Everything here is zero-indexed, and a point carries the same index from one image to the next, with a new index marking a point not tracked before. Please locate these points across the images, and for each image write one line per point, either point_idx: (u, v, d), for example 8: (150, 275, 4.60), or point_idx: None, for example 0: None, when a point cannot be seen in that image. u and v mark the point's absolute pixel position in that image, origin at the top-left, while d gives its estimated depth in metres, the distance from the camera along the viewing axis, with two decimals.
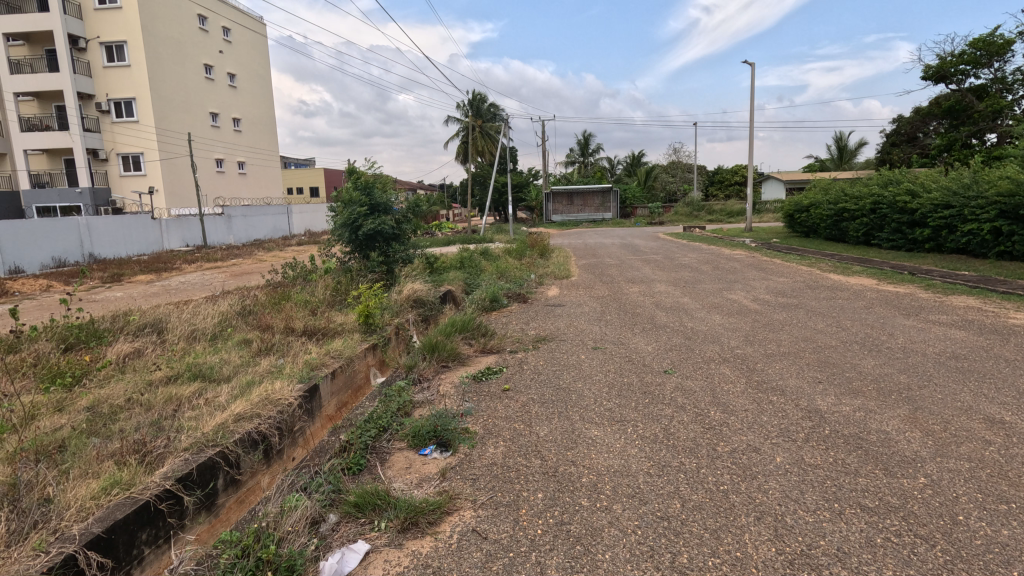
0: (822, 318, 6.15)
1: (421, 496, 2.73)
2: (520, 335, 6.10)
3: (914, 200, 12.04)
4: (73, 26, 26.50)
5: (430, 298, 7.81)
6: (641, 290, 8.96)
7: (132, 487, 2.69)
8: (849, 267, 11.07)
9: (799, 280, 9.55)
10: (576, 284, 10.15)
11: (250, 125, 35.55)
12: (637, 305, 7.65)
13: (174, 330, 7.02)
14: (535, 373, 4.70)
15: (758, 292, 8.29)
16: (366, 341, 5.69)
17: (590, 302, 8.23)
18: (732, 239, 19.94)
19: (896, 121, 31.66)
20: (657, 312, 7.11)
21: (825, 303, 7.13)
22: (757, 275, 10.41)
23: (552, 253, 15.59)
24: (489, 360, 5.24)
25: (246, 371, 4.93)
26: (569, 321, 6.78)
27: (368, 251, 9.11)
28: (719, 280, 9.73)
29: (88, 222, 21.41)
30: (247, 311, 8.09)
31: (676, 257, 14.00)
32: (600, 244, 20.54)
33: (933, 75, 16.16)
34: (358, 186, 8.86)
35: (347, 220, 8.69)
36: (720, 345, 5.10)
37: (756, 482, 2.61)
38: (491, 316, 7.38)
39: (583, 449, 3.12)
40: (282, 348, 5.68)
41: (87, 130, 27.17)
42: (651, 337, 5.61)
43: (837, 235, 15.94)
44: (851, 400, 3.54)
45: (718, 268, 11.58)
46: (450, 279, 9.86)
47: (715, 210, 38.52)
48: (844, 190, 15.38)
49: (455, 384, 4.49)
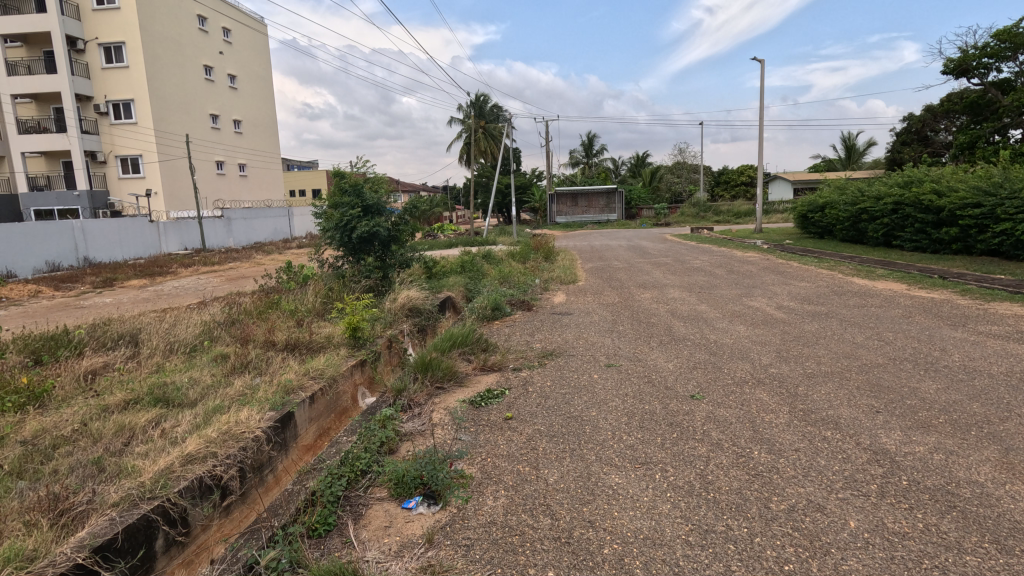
0: (860, 331, 5.53)
1: (399, 572, 2.14)
2: (525, 349, 5.51)
3: (940, 198, 11.38)
4: (70, 27, 26.15)
5: (427, 306, 7.25)
6: (654, 297, 8.35)
7: (32, 563, 2.13)
8: (872, 270, 10.47)
9: (823, 285, 8.93)
10: (584, 290, 9.57)
11: (251, 127, 35.10)
12: (650, 314, 7.04)
13: (150, 343, 6.45)
14: (542, 397, 4.10)
15: (782, 299, 7.66)
16: (354, 358, 5.14)
17: (599, 309, 7.63)
18: (743, 241, 19.34)
19: (907, 119, 30.94)
20: (673, 322, 6.50)
21: (859, 312, 6.52)
22: (777, 279, 9.79)
23: (557, 256, 14.98)
24: (490, 381, 4.64)
25: (216, 394, 4.36)
26: (579, 332, 6.17)
27: (362, 255, 8.54)
28: (736, 286, 9.10)
29: (82, 226, 20.91)
30: (232, 319, 7.53)
31: (686, 260, 13.40)
32: (607, 246, 19.98)
33: (953, 69, 15.50)
34: (348, 188, 8.31)
35: (338, 222, 8.14)
36: (750, 363, 4.50)
37: (831, 561, 2.02)
38: (493, 327, 6.78)
39: (603, 503, 2.55)
40: (260, 365, 5.11)
41: (85, 132, 26.79)
42: (670, 353, 5.01)
43: (854, 237, 15.27)
44: (924, 438, 2.94)
45: (733, 272, 10.95)
46: (450, 285, 9.28)
47: (721, 210, 37.87)
48: (861, 190, 14.73)
49: (449, 411, 3.92)
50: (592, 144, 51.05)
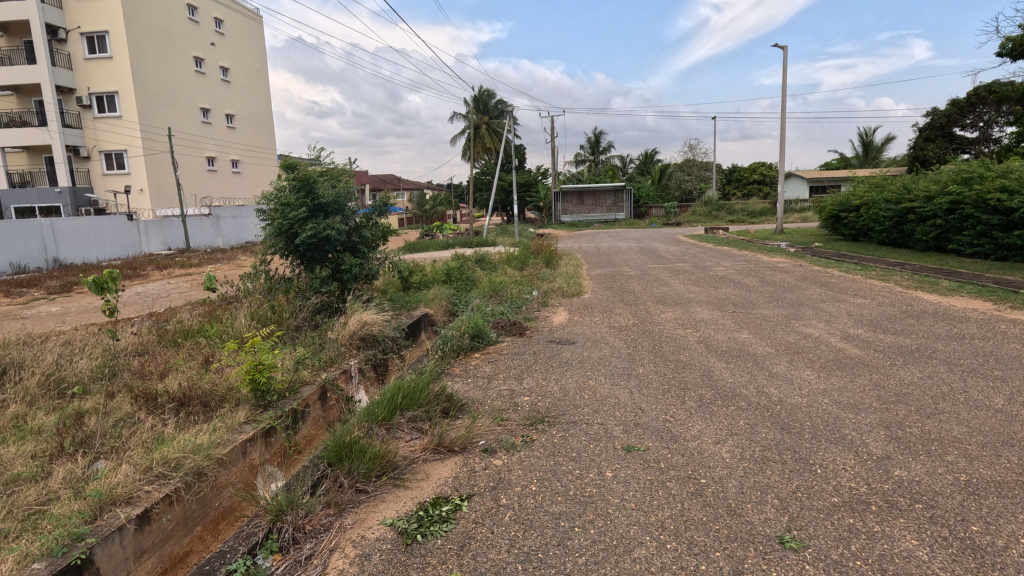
0: (987, 385, 3.82)
1: None
2: (506, 410, 3.87)
3: (1011, 195, 9.57)
4: (51, 16, 24.71)
5: (387, 334, 5.63)
6: (677, 318, 6.74)
7: None
8: (937, 283, 8.76)
9: (886, 304, 7.23)
10: (590, 306, 7.93)
11: (245, 123, 33.47)
12: (680, 347, 5.33)
13: (16, 385, 4.88)
14: (523, 525, 2.45)
15: (845, 326, 5.92)
16: (253, 428, 3.49)
17: (610, 337, 5.93)
18: (765, 243, 17.61)
19: (932, 112, 28.91)
20: (712, 362, 4.78)
21: (964, 350, 4.82)
22: (825, 294, 8.08)
23: (561, 261, 13.22)
24: (443, 477, 2.97)
25: (11, 498, 2.75)
26: (583, 376, 4.55)
27: (314, 265, 6.97)
28: (778, 304, 7.38)
29: (52, 224, 19.40)
30: (144, 348, 5.95)
31: (708, 267, 11.71)
32: (614, 248, 18.31)
33: (1011, 50, 13.62)
34: (295, 184, 6.69)
35: (281, 227, 6.64)
36: (857, 456, 2.84)
37: None
38: (469, 364, 5.15)
39: None
40: (117, 435, 3.49)
41: (67, 127, 25.36)
42: (722, 428, 3.33)
43: (896, 239, 13.48)
44: None
45: (767, 283, 9.24)
46: (427, 300, 7.69)
47: (735, 210, 36.02)
48: (906, 187, 12.91)
49: (356, 562, 2.28)
50: (599, 141, 49.20)
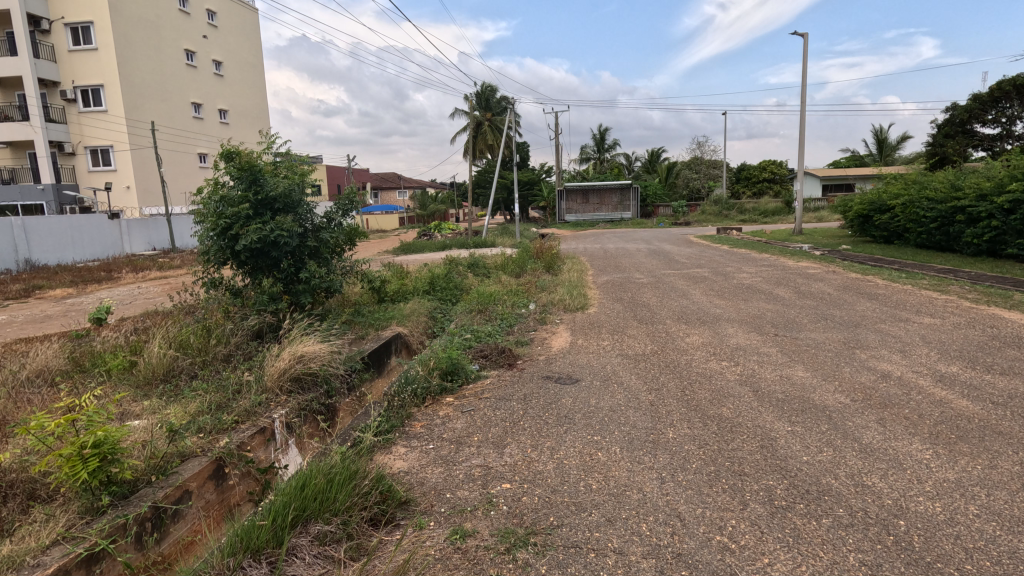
0: None
1: None
2: (474, 513, 2.54)
3: None
4: (33, 5, 23.46)
5: (334, 367, 4.30)
6: (707, 343, 5.40)
7: None
8: (1008, 296, 7.36)
9: (965, 326, 5.85)
10: (596, 324, 6.60)
11: (239, 118, 32.24)
12: (720, 393, 3.95)
13: None
14: None
15: (930, 360, 4.56)
16: (59, 560, 2.16)
17: (624, 374, 4.60)
18: (786, 245, 16.19)
19: (951, 107, 27.25)
20: (770, 423, 3.40)
21: None
22: (879, 310, 6.73)
23: (563, 265, 11.89)
24: None
25: None
26: (593, 446, 3.20)
27: (261, 274, 5.71)
28: (829, 326, 5.96)
29: (24, 223, 18.06)
30: (24, 382, 4.63)
31: (730, 273, 10.36)
32: (623, 250, 16.97)
33: None
34: (237, 174, 5.44)
35: (217, 227, 5.36)
36: None
37: None
38: (437, 416, 3.83)
39: None
40: None
41: (51, 122, 24.11)
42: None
43: (937, 242, 12.05)
44: None
45: (805, 295, 7.90)
46: (401, 314, 6.40)
47: (745, 209, 34.51)
48: (952, 184, 11.49)
49: None
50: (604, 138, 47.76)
